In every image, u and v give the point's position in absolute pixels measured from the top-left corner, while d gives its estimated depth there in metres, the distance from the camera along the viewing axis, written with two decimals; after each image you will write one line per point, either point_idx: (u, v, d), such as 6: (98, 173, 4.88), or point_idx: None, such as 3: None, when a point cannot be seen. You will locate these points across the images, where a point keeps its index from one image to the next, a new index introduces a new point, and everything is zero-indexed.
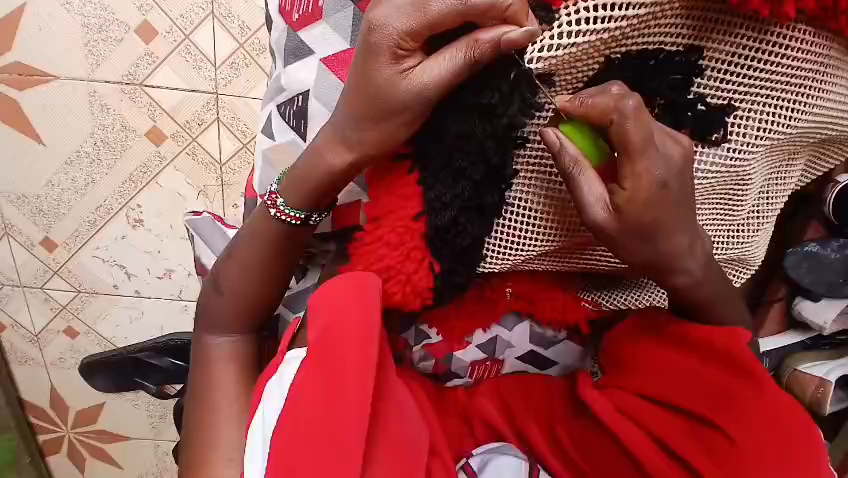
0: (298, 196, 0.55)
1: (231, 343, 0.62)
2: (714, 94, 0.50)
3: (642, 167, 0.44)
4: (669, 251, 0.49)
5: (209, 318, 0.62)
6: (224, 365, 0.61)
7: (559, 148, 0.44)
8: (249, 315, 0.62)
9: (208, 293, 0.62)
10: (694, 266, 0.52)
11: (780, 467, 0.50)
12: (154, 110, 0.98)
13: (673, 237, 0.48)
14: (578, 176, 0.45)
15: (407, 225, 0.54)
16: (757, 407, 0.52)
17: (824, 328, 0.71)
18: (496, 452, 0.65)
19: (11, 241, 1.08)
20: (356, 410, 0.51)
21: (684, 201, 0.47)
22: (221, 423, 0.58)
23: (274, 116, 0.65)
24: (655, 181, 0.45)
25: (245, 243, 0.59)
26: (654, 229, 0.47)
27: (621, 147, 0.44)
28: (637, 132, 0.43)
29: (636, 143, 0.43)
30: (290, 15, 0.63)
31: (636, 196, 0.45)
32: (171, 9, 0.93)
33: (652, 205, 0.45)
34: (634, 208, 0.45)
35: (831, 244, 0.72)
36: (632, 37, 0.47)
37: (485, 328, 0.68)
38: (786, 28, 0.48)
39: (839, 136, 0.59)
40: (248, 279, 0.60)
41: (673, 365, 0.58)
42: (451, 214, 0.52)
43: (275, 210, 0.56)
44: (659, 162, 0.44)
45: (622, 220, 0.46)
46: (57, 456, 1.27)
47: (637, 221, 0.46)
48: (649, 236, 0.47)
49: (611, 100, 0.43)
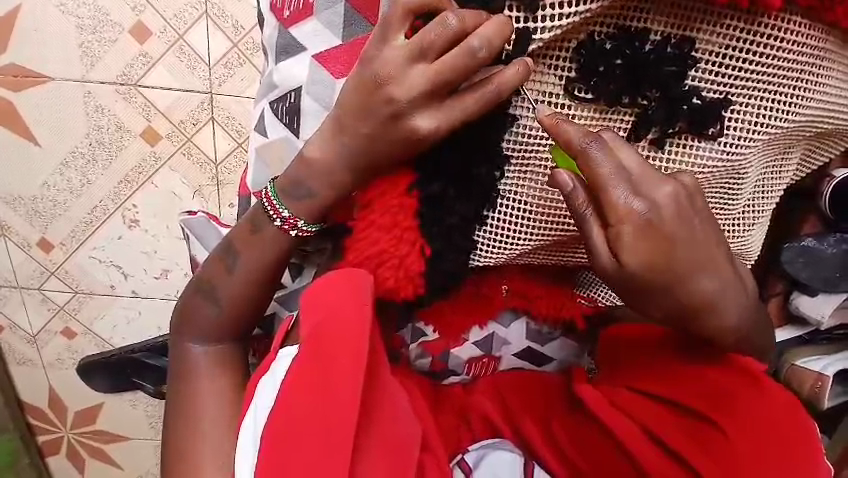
0: (309, 207, 0.55)
1: (217, 350, 0.63)
2: (709, 87, 0.50)
3: (623, 205, 0.44)
4: (688, 298, 0.49)
5: (194, 324, 0.62)
6: (210, 374, 0.62)
7: (570, 190, 0.45)
8: (242, 321, 0.63)
9: (197, 299, 0.62)
10: (729, 312, 0.51)
11: (780, 465, 0.50)
12: (149, 110, 0.98)
13: (691, 280, 0.48)
14: (588, 217, 0.45)
15: (400, 202, 0.53)
16: (756, 404, 0.53)
17: (822, 323, 0.72)
18: (489, 448, 0.66)
19: (8, 241, 1.08)
20: (346, 406, 0.50)
21: (691, 239, 0.47)
22: (213, 427, 0.59)
23: (266, 112, 0.65)
24: (655, 223, 0.45)
25: (247, 254, 0.59)
26: (664, 275, 0.47)
27: (588, 175, 0.45)
28: (605, 163, 0.44)
29: (606, 175, 0.44)
30: (281, 12, 0.63)
31: (625, 237, 0.45)
32: (164, 9, 0.93)
33: (652, 243, 0.45)
34: (634, 251, 0.45)
35: (828, 238, 0.70)
36: (611, 16, 0.49)
37: (481, 325, 0.68)
38: (779, 20, 0.48)
39: (836, 129, 0.58)
40: (248, 292, 0.61)
41: (674, 365, 0.58)
42: (440, 184, 0.52)
43: (296, 230, 0.57)
44: (645, 202, 0.45)
45: (625, 266, 0.46)
46: (57, 457, 1.27)
47: (643, 263, 0.46)
48: (663, 281, 0.47)
49: (580, 135, 0.44)
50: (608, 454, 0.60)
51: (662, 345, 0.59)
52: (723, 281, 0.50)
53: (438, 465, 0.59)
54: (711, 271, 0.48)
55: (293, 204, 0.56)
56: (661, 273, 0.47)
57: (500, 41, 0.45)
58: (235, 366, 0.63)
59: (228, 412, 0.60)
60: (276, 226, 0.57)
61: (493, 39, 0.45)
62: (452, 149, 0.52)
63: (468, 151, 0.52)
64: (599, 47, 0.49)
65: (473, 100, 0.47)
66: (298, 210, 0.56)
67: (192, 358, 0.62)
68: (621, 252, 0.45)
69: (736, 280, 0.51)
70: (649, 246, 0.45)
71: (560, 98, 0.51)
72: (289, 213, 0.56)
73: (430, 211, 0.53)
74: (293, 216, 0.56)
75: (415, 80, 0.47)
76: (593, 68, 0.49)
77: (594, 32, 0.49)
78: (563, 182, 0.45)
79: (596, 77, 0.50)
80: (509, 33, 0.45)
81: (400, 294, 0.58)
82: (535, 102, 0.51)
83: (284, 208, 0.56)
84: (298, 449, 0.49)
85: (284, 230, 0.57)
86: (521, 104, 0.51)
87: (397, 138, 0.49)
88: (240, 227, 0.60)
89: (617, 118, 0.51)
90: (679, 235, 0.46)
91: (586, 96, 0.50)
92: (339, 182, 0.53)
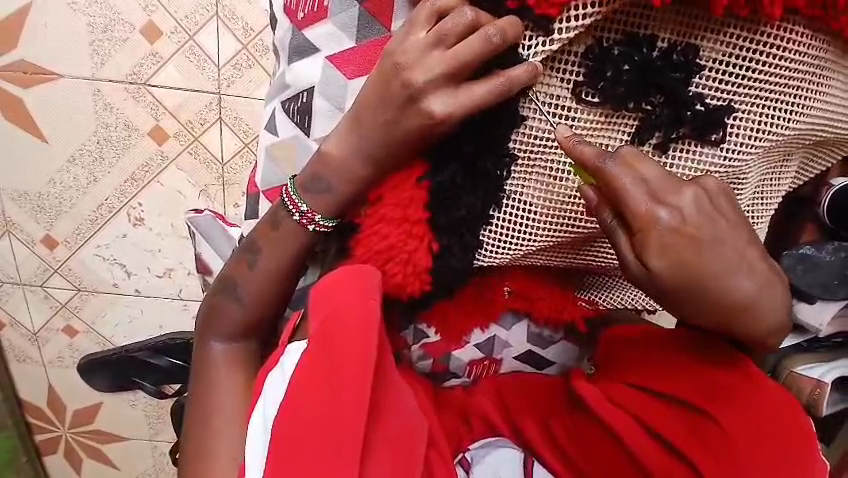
0: (327, 203, 0.56)
1: (237, 349, 0.63)
2: (713, 94, 0.51)
3: (646, 213, 0.46)
4: (729, 301, 0.49)
5: (215, 321, 0.63)
6: (228, 371, 0.62)
7: (595, 205, 0.48)
8: (264, 318, 0.63)
9: (220, 297, 0.62)
10: (768, 312, 0.51)
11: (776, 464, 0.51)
12: (157, 110, 0.99)
13: (724, 281, 0.48)
14: (613, 228, 0.47)
15: (410, 196, 0.54)
16: (753, 404, 0.53)
17: (819, 330, 0.73)
18: (490, 446, 0.68)
19: (12, 238, 1.08)
20: (354, 404, 0.51)
21: (718, 240, 0.47)
22: (224, 424, 0.59)
23: (278, 112, 0.66)
24: (683, 230, 0.46)
25: (269, 251, 0.60)
26: (693, 280, 0.47)
27: (607, 187, 0.46)
28: (625, 176, 0.45)
29: (626, 187, 0.45)
30: (295, 14, 0.64)
31: (651, 245, 0.46)
32: (176, 10, 0.94)
33: (681, 249, 0.46)
34: (663, 260, 0.46)
35: (826, 247, 0.72)
36: (619, 18, 0.50)
37: (484, 328, 0.68)
38: (781, 29, 0.50)
39: (835, 137, 0.60)
40: (270, 290, 0.61)
41: (675, 361, 0.58)
42: (451, 171, 0.53)
43: (314, 225, 0.58)
44: (670, 209, 0.46)
45: (654, 273, 0.46)
46: (54, 456, 1.26)
47: (677, 269, 0.46)
48: (700, 286, 0.48)
49: (593, 155, 0.46)
50: (610, 451, 0.61)
51: (663, 342, 0.60)
52: (761, 282, 0.49)
53: (442, 462, 0.60)
54: (743, 272, 0.48)
55: (313, 198, 0.57)
56: (694, 274, 0.47)
57: (514, 38, 0.47)
58: (252, 365, 0.64)
59: (241, 410, 0.60)
60: (294, 221, 0.58)
61: (508, 29, 0.47)
62: (469, 143, 0.53)
63: (478, 145, 0.53)
64: (607, 52, 0.50)
65: (483, 91, 0.49)
66: (316, 203, 0.57)
67: (210, 354, 0.63)
68: (649, 260, 0.46)
69: (771, 282, 0.51)
70: (678, 251, 0.46)
71: (566, 101, 0.52)
72: (307, 207, 0.57)
73: (439, 201, 0.54)
74: (311, 209, 0.57)
75: (432, 71, 0.49)
76: (600, 72, 0.50)
77: (601, 37, 0.50)
78: (588, 196, 0.48)
79: (603, 81, 0.51)
80: (520, 33, 0.48)
81: (407, 290, 0.58)
82: (540, 104, 0.52)
83: (304, 202, 0.57)
84: (300, 447, 0.49)
85: (303, 224, 0.58)
86: (528, 104, 0.52)
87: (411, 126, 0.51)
88: (261, 223, 0.61)
89: (621, 122, 0.52)
90: (708, 237, 0.47)
91: (592, 99, 0.51)
92: (354, 174, 0.55)
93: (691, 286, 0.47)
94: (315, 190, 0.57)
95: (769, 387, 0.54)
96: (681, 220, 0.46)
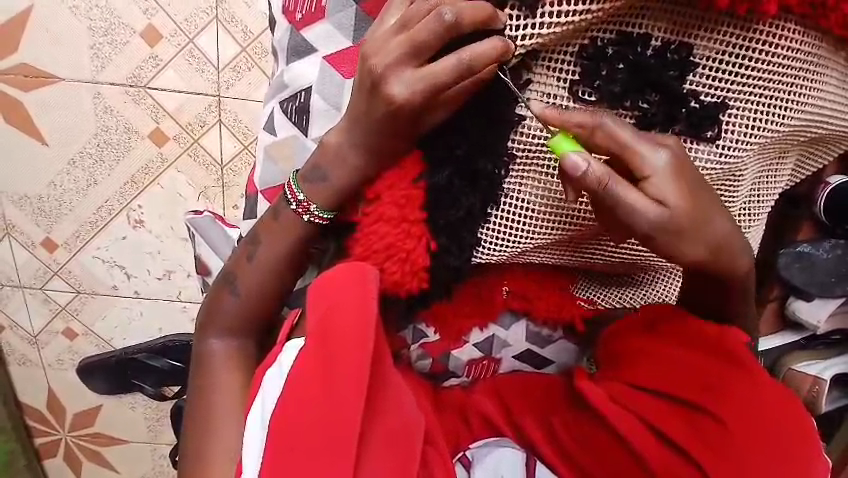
0: (323, 194, 0.57)
1: (238, 345, 0.64)
2: (707, 92, 0.52)
3: (649, 155, 0.46)
4: (721, 238, 0.51)
5: (215, 316, 0.64)
6: (227, 367, 0.63)
7: (584, 173, 0.44)
8: (261, 314, 0.64)
9: (222, 291, 0.63)
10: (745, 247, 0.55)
11: (770, 459, 0.51)
12: (157, 112, 1.00)
13: (716, 218, 0.50)
14: (619, 189, 0.45)
15: (408, 195, 0.54)
16: (740, 388, 0.55)
17: (818, 328, 0.73)
18: (494, 446, 0.66)
19: (12, 240, 1.08)
20: (352, 399, 0.52)
21: (707, 183, 0.49)
22: (225, 418, 0.60)
23: (275, 112, 0.66)
24: (683, 172, 0.47)
25: (268, 242, 0.61)
26: (699, 220, 0.48)
27: (608, 144, 0.46)
28: (621, 131, 0.46)
29: (627, 136, 0.46)
30: (293, 15, 0.64)
31: (664, 186, 0.46)
32: (175, 13, 0.95)
33: (687, 187, 0.47)
34: (680, 199, 0.47)
35: (823, 244, 0.70)
36: (618, 16, 0.50)
37: (482, 328, 0.69)
38: (774, 26, 0.50)
39: (830, 134, 0.60)
40: (267, 282, 0.62)
41: (670, 353, 0.59)
42: (447, 173, 0.53)
43: (310, 215, 0.58)
44: (668, 150, 0.47)
45: (673, 211, 0.47)
46: (53, 460, 1.26)
47: (690, 209, 0.47)
48: (704, 224, 0.49)
49: (587, 117, 0.46)
50: (611, 448, 0.60)
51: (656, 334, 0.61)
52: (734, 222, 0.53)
53: (441, 460, 0.60)
54: (724, 211, 0.51)
55: (311, 188, 0.58)
56: (699, 211, 0.48)
57: (474, 19, 0.47)
58: (250, 362, 0.64)
59: (240, 405, 0.60)
60: (292, 210, 0.59)
61: (462, 11, 0.47)
62: (462, 145, 0.53)
63: (477, 143, 0.53)
64: (601, 52, 0.51)
65: (442, 69, 0.48)
66: (312, 194, 0.58)
67: (212, 351, 0.64)
68: (668, 199, 0.47)
69: (735, 232, 0.53)
70: (684, 187, 0.47)
71: (564, 100, 0.52)
72: (304, 197, 0.58)
73: (438, 200, 0.54)
74: (307, 199, 0.58)
75: (415, 52, 0.49)
76: (595, 71, 0.51)
77: (597, 37, 0.50)
78: (575, 166, 0.43)
79: (599, 80, 0.51)
80: (482, 16, 0.47)
81: (405, 287, 0.59)
82: (537, 103, 0.52)
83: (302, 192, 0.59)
84: (297, 446, 0.50)
85: (298, 214, 0.59)
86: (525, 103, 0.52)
87: (410, 118, 0.51)
88: (264, 218, 0.62)
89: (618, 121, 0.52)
90: (700, 177, 0.49)
91: (589, 98, 0.52)
92: (352, 167, 0.56)
93: (699, 226, 0.49)
94: (312, 180, 0.58)
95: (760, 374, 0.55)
96: (676, 164, 0.47)
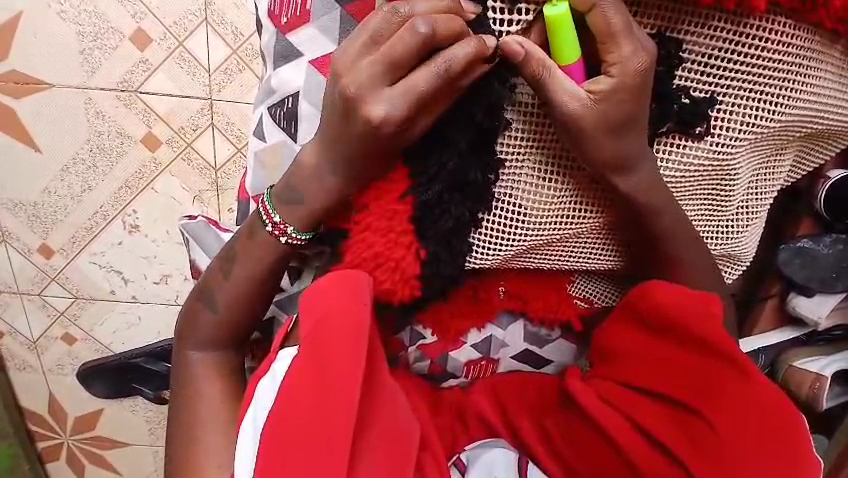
0: (300, 215, 0.57)
1: (216, 353, 0.64)
2: (696, 86, 0.52)
3: (627, 50, 0.46)
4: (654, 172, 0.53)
5: (193, 328, 0.63)
6: (208, 379, 0.63)
7: (521, 56, 0.46)
8: (240, 324, 0.64)
9: (198, 304, 0.63)
10: (689, 194, 0.57)
11: (756, 465, 0.51)
12: (149, 116, 1.00)
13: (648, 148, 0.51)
14: (546, 79, 0.46)
15: (394, 208, 0.54)
16: (739, 391, 0.54)
17: (818, 324, 0.70)
18: (487, 447, 0.66)
19: (9, 247, 1.09)
20: (345, 409, 0.51)
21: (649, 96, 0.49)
22: (208, 431, 0.60)
23: (264, 118, 0.66)
24: (632, 73, 0.47)
25: (243, 255, 0.61)
26: (629, 136, 0.49)
27: (596, 27, 0.46)
28: (616, 16, 0.45)
29: (618, 27, 0.45)
30: (278, 19, 0.65)
31: (616, 85, 0.47)
32: (165, 16, 0.95)
33: (633, 92, 0.47)
34: (604, 100, 0.47)
35: (824, 239, 0.69)
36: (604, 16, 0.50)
37: (479, 328, 0.69)
38: (764, 21, 0.50)
39: (827, 129, 0.59)
40: (242, 295, 0.62)
41: (666, 357, 0.58)
42: (435, 189, 0.53)
43: (286, 236, 0.58)
44: (647, 49, 0.47)
45: (598, 110, 0.47)
46: (56, 463, 1.26)
47: (610, 117, 0.48)
48: (623, 130, 0.49)
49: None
50: (596, 448, 0.61)
51: (651, 332, 0.59)
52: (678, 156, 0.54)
53: (435, 462, 0.60)
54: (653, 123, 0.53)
55: (287, 208, 0.57)
56: (632, 117, 0.49)
57: (450, 34, 0.47)
58: (230, 371, 0.64)
59: (224, 418, 0.61)
60: (267, 231, 0.59)
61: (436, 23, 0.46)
62: (453, 159, 0.53)
63: (466, 158, 0.53)
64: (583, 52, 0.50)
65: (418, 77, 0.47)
66: (288, 216, 0.57)
67: (191, 363, 0.63)
68: (589, 96, 0.47)
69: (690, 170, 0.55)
70: (629, 93, 0.47)
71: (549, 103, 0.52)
72: (279, 218, 0.58)
73: (427, 214, 0.54)
74: (283, 221, 0.58)
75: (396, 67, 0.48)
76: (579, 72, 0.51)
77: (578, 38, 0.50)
78: (513, 50, 0.45)
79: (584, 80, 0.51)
80: (460, 27, 0.47)
81: (397, 296, 0.59)
82: (526, 106, 0.52)
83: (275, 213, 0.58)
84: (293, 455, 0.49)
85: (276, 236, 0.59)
86: (515, 107, 0.52)
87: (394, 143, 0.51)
88: (240, 235, 0.61)
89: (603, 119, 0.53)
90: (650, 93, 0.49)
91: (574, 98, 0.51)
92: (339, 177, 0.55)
93: (620, 132, 0.49)
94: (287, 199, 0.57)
95: (758, 375, 0.54)
96: (630, 63, 0.46)
